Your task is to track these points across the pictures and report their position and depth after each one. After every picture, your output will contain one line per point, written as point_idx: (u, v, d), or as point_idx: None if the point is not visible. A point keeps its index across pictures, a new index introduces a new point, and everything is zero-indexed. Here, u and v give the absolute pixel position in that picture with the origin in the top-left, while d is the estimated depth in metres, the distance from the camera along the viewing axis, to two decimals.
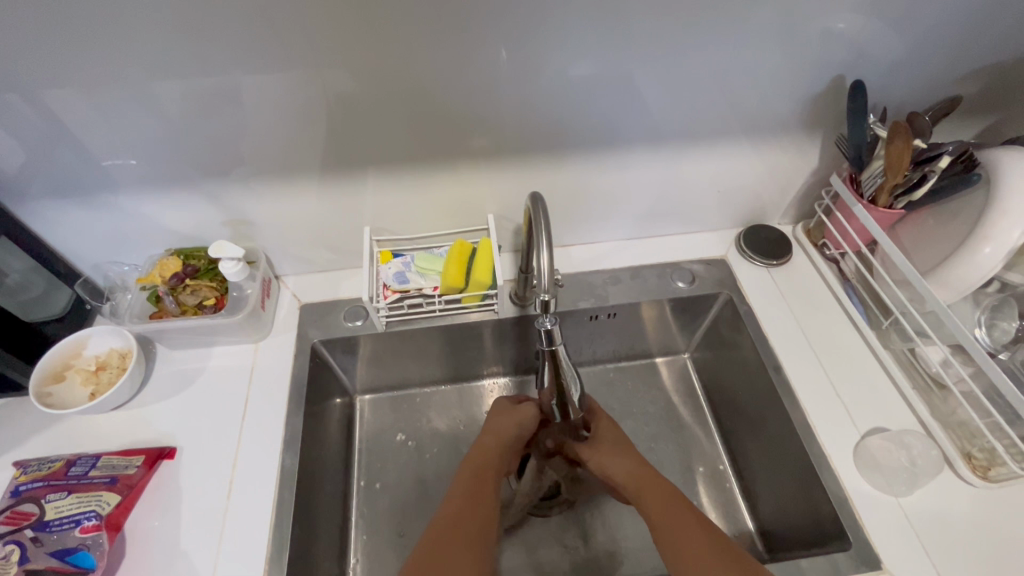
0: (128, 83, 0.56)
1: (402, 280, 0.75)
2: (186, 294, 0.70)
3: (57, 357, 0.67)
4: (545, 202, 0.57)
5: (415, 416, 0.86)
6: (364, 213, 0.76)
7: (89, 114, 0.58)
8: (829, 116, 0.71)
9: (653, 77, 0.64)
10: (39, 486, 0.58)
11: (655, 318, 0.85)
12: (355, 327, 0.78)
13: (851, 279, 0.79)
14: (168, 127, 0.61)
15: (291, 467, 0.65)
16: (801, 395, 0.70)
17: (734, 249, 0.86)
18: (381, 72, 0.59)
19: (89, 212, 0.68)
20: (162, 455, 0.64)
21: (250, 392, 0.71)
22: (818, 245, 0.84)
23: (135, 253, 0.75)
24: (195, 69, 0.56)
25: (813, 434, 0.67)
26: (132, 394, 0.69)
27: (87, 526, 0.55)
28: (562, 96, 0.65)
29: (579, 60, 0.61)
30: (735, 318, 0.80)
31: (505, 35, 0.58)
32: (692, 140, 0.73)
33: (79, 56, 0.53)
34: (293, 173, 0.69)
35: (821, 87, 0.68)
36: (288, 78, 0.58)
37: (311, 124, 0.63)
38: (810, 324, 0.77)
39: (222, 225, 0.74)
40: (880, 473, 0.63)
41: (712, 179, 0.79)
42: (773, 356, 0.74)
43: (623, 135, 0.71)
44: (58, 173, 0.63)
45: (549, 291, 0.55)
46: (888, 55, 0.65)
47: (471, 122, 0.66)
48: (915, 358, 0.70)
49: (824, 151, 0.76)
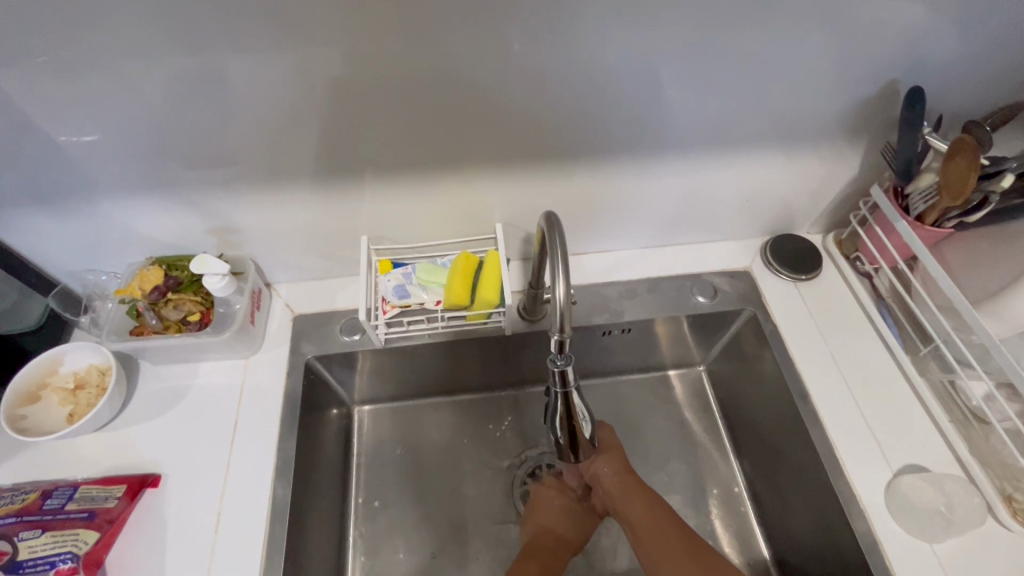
0: (87, 79, 0.49)
1: (402, 294, 0.70)
2: (168, 309, 0.66)
3: (31, 376, 0.62)
4: (561, 224, 0.51)
5: (416, 429, 0.82)
6: (361, 220, 0.70)
7: (49, 115, 0.52)
8: (874, 123, 0.65)
9: (683, 78, 0.57)
10: (11, 523, 0.54)
11: (671, 334, 0.80)
12: (352, 342, 0.73)
13: (885, 297, 0.74)
14: (138, 128, 0.55)
15: (283, 498, 0.60)
16: (829, 425, 0.66)
17: (759, 260, 0.80)
18: (379, 70, 0.53)
19: (59, 219, 0.62)
20: (145, 483, 0.60)
21: (240, 413, 0.66)
22: (850, 257, 0.78)
23: (113, 261, 0.69)
24: (163, 65, 0.49)
25: (841, 468, 0.63)
26: (112, 415, 0.64)
27: (62, 569, 0.52)
28: (579, 96, 0.58)
29: (602, 58, 0.54)
30: (759, 336, 0.75)
31: (514, 27, 0.51)
32: (721, 146, 0.66)
33: (37, 50, 0.47)
34: (283, 177, 0.63)
35: (869, 91, 0.61)
36: (270, 74, 0.52)
37: (302, 125, 0.57)
38: (839, 346, 0.72)
39: (206, 232, 0.68)
40: (914, 516, 0.59)
41: (739, 187, 0.73)
42: (799, 381, 0.69)
43: (645, 139, 0.64)
44: (20, 178, 0.57)
45: (565, 328, 0.48)
46: (948, 58, 0.58)
47: (479, 123, 0.60)
48: (956, 391, 0.65)
49: (865, 159, 0.69)
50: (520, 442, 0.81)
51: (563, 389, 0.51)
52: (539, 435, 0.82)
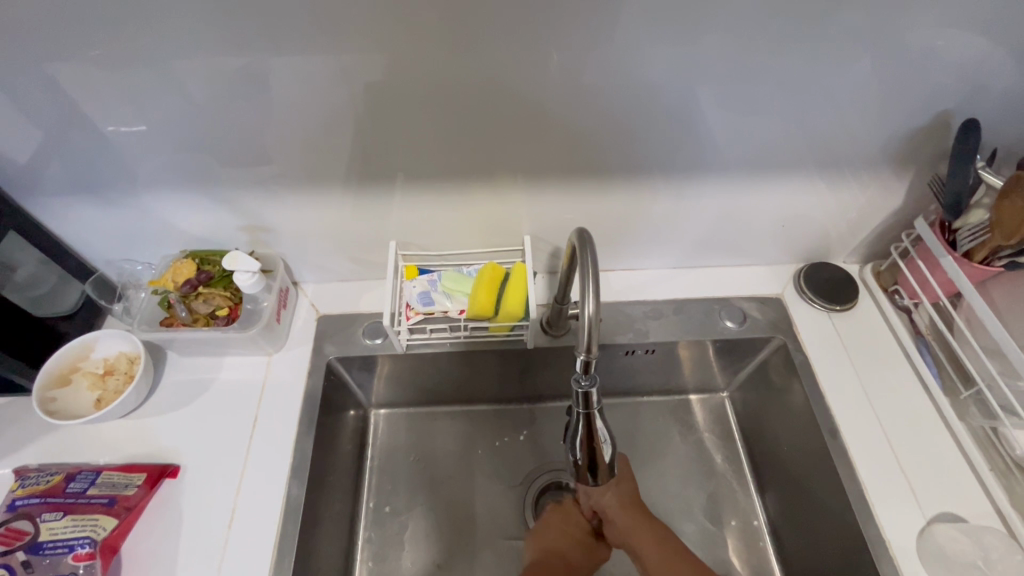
0: (138, 74, 0.51)
1: (427, 301, 0.69)
2: (198, 302, 0.66)
3: (63, 360, 0.64)
4: (594, 242, 0.50)
5: (431, 437, 0.82)
6: (391, 225, 0.70)
7: (98, 106, 0.53)
8: (922, 154, 0.62)
9: (725, 99, 0.56)
10: (36, 503, 0.55)
11: (695, 358, 0.78)
12: (373, 346, 0.73)
13: (925, 334, 0.71)
14: (182, 123, 0.56)
15: (296, 499, 0.60)
16: (859, 464, 0.63)
17: (792, 287, 0.78)
18: (421, 78, 0.53)
19: (100, 208, 0.64)
20: (164, 473, 0.60)
21: (260, 410, 0.66)
22: (888, 290, 0.75)
23: (147, 252, 0.71)
24: (212, 64, 0.51)
25: (870, 510, 0.60)
26: (138, 402, 0.65)
27: (80, 554, 0.52)
28: (616, 113, 0.57)
29: (643, 75, 0.54)
30: (789, 366, 0.73)
31: (557, 42, 0.51)
32: (760, 168, 0.65)
33: (94, 46, 0.48)
34: (316, 178, 0.63)
35: (918, 122, 0.59)
36: (314, 77, 0.53)
37: (340, 129, 0.58)
38: (872, 382, 0.69)
39: (239, 229, 0.69)
40: (948, 567, 0.56)
41: (775, 211, 0.71)
42: (829, 416, 0.67)
43: (682, 158, 0.63)
44: (66, 165, 0.59)
45: (592, 347, 0.47)
46: (1006, 91, 0.55)
47: (514, 134, 0.59)
48: (998, 440, 0.62)
49: (911, 190, 0.67)
50: (535, 457, 0.80)
51: (586, 409, 0.50)
52: (555, 451, 0.81)
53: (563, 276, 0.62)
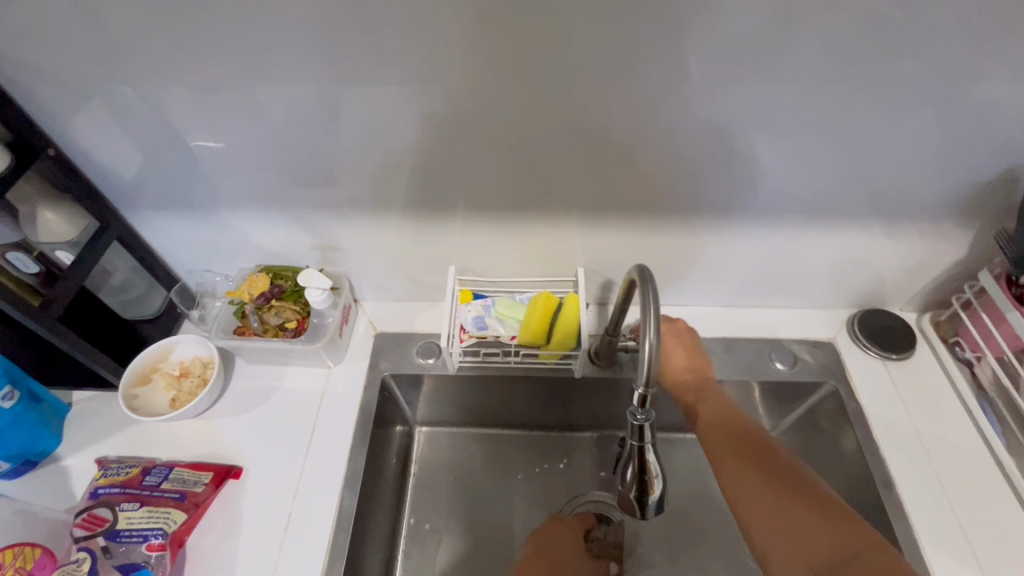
0: (245, 103, 0.57)
1: (481, 326, 0.72)
2: (270, 314, 0.71)
3: (145, 360, 0.69)
4: (654, 279, 0.52)
5: (472, 459, 0.83)
6: (451, 251, 0.74)
7: (204, 131, 0.60)
8: (989, 207, 0.62)
9: (786, 145, 0.58)
10: (116, 492, 0.59)
11: (743, 398, 0.78)
12: (426, 365, 0.76)
13: (988, 390, 0.69)
14: (275, 149, 0.61)
15: (349, 508, 0.62)
16: (915, 520, 0.61)
17: (845, 332, 0.77)
18: (495, 116, 0.57)
19: (192, 222, 0.70)
20: (229, 474, 0.64)
21: (318, 419, 0.70)
22: (948, 341, 0.74)
23: (226, 264, 0.76)
24: (309, 97, 0.56)
25: (927, 569, 0.58)
26: (208, 404, 0.70)
27: (153, 544, 0.55)
28: (677, 154, 0.60)
29: (705, 120, 0.56)
30: (841, 413, 0.71)
31: (626, 87, 0.54)
32: (819, 213, 0.65)
33: (210, 79, 0.55)
34: (387, 204, 0.68)
35: (986, 175, 0.59)
36: (397, 111, 0.57)
37: (415, 160, 0.62)
38: (929, 435, 0.67)
39: (311, 248, 0.74)
40: None
41: (830, 256, 0.71)
42: (884, 467, 0.65)
43: (740, 200, 0.65)
44: (169, 182, 0.65)
45: (651, 383, 0.48)
46: None
47: (576, 170, 0.62)
48: None
49: (976, 242, 0.66)
50: (575, 486, 0.81)
51: (640, 443, 0.50)
52: (595, 481, 0.81)
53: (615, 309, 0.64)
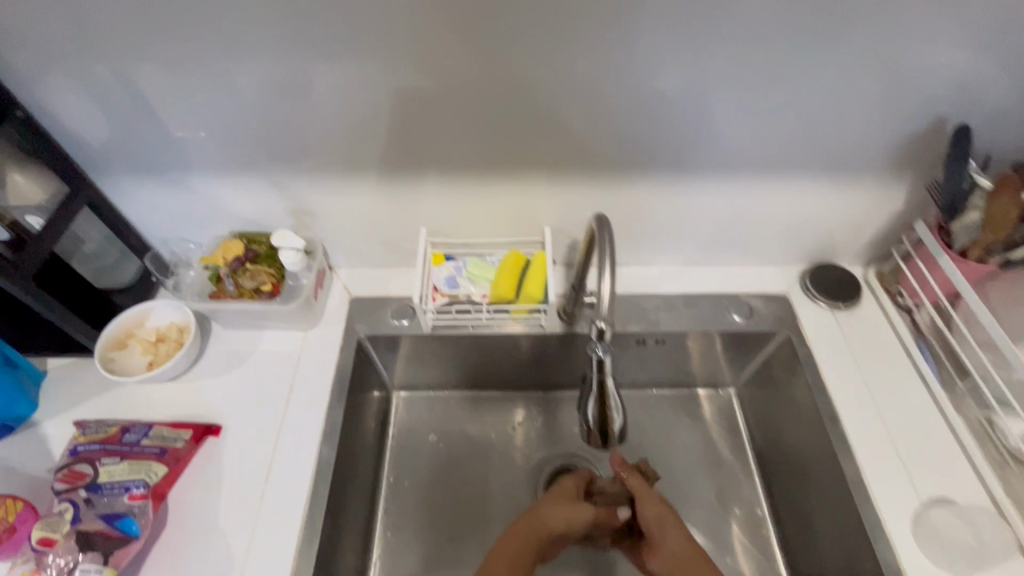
0: (215, 64, 0.58)
1: (453, 285, 0.75)
2: (245, 278, 0.73)
3: (122, 325, 0.70)
4: (611, 224, 0.55)
5: (449, 419, 0.86)
6: (422, 214, 0.76)
7: (170, 94, 0.60)
8: (922, 158, 0.67)
9: (734, 101, 0.61)
10: (96, 449, 0.61)
11: (704, 350, 0.82)
12: (400, 326, 0.78)
13: (925, 333, 0.74)
14: (247, 111, 0.62)
15: (328, 459, 0.65)
16: (858, 452, 0.66)
17: (798, 286, 0.82)
18: (457, 75, 0.59)
19: (164, 188, 0.71)
20: (208, 431, 0.66)
21: (296, 379, 0.72)
22: (891, 291, 0.79)
23: (199, 232, 0.77)
24: (279, 57, 0.57)
25: (868, 494, 0.63)
26: (186, 367, 0.71)
27: (135, 494, 0.57)
28: (634, 111, 0.63)
29: (658, 77, 0.59)
30: (793, 360, 0.76)
31: (582, 46, 0.57)
32: (769, 169, 0.69)
33: (175, 40, 0.55)
34: (357, 166, 0.69)
35: (917, 127, 0.63)
36: (362, 70, 0.59)
37: (381, 120, 0.64)
38: (873, 376, 0.73)
39: (284, 213, 0.75)
40: (942, 548, 0.59)
41: (781, 212, 0.75)
42: (831, 405, 0.70)
43: (695, 157, 0.68)
44: (139, 147, 0.66)
45: (607, 316, 0.52)
46: (997, 99, 0.60)
47: (538, 129, 0.65)
48: (993, 430, 0.65)
49: (912, 194, 0.71)
50: (548, 441, 0.84)
51: (599, 376, 0.55)
52: (567, 436, 0.85)
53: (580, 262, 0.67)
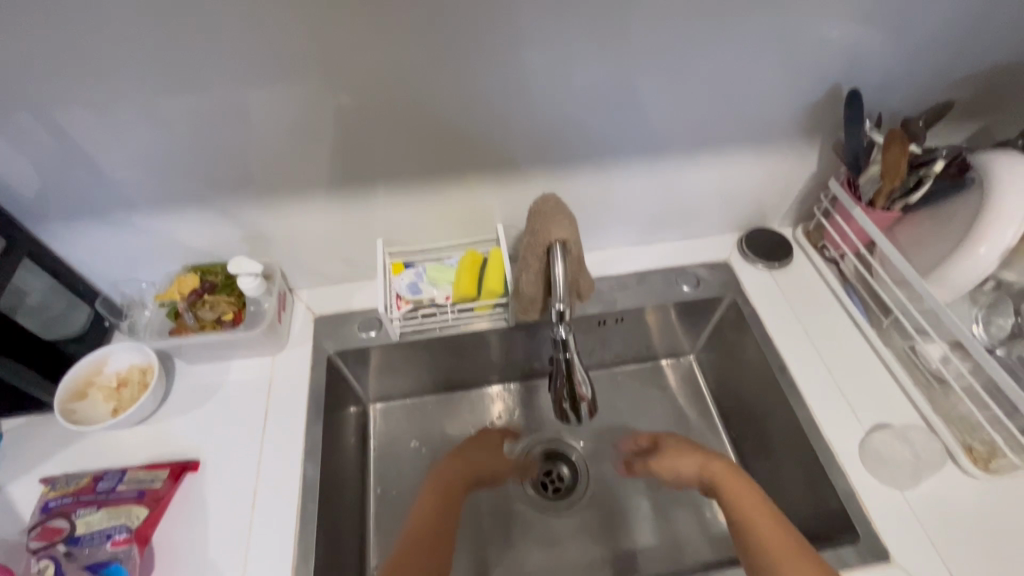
0: (150, 97, 0.58)
1: (415, 291, 0.76)
2: (205, 309, 0.73)
3: (79, 375, 0.69)
4: (549, 196, 0.64)
5: (428, 425, 0.87)
6: (377, 226, 0.78)
7: (101, 133, 0.60)
8: (827, 122, 0.74)
9: (655, 88, 0.67)
10: (69, 502, 0.60)
11: (660, 322, 0.87)
12: (369, 338, 0.79)
13: (850, 280, 0.82)
14: (188, 143, 0.62)
15: (313, 476, 0.65)
16: (807, 395, 0.73)
17: (736, 253, 0.88)
18: (393, 87, 0.61)
19: (106, 229, 0.70)
20: (186, 468, 0.65)
21: (270, 404, 0.72)
22: (819, 247, 0.86)
23: (150, 270, 0.76)
24: (217, 84, 0.58)
25: (819, 429, 0.70)
26: (153, 409, 0.70)
27: (118, 540, 0.57)
28: (565, 106, 0.67)
29: (582, 70, 0.63)
30: (740, 320, 0.82)
31: (509, 50, 0.60)
32: (694, 148, 0.75)
33: (103, 78, 0.55)
34: (307, 186, 0.70)
35: (817, 94, 0.70)
36: (299, 93, 0.60)
37: (324, 137, 0.65)
38: (812, 325, 0.79)
39: (238, 241, 0.75)
40: (886, 466, 0.66)
41: (712, 186, 0.81)
42: (778, 356, 0.76)
43: (627, 142, 0.73)
44: (77, 191, 0.65)
45: (564, 300, 0.57)
46: (880, 64, 0.68)
47: (481, 133, 0.68)
48: (916, 355, 0.73)
49: (823, 156, 0.78)
50: (525, 429, 0.88)
51: (566, 354, 0.59)
52: (543, 422, 0.89)
53: (520, 289, 0.66)
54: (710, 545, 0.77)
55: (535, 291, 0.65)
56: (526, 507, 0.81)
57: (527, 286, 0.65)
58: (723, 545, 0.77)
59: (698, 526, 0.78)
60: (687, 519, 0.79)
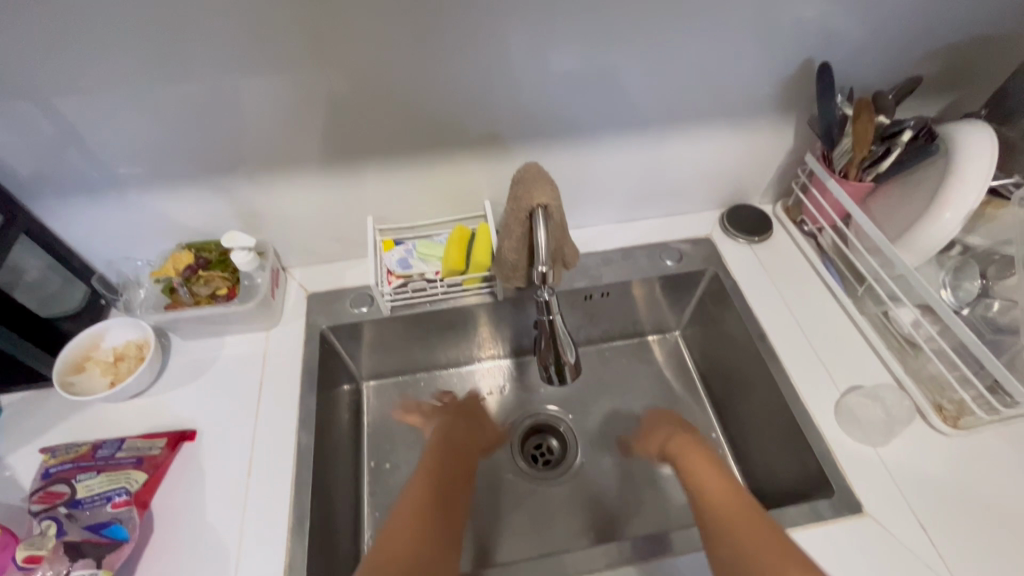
0: (142, 75, 0.59)
1: (405, 266, 0.79)
2: (200, 285, 0.75)
3: (77, 349, 0.70)
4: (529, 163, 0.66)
5: (420, 400, 0.89)
6: (366, 204, 0.79)
7: (95, 113, 0.61)
8: (802, 97, 0.76)
9: (635, 65, 0.69)
10: (69, 468, 0.62)
11: (645, 297, 0.90)
12: (360, 313, 0.81)
13: (828, 252, 0.84)
14: (180, 121, 0.64)
15: (307, 445, 0.67)
16: (785, 361, 0.75)
17: (718, 228, 0.91)
18: (380, 64, 0.63)
19: (101, 208, 0.71)
20: (183, 437, 0.67)
21: (264, 377, 0.74)
22: (797, 222, 0.89)
23: (145, 249, 0.78)
24: (208, 62, 0.59)
25: (797, 393, 0.72)
26: (150, 382, 0.72)
27: (118, 501, 0.59)
28: (547, 83, 0.69)
29: (563, 47, 0.65)
30: (722, 293, 0.85)
31: (492, 28, 0.62)
32: (674, 125, 0.78)
33: (96, 58, 0.57)
34: (297, 164, 0.72)
35: (792, 70, 0.73)
36: (288, 71, 0.62)
37: (313, 115, 0.67)
38: (791, 296, 0.82)
39: (231, 219, 0.77)
40: (859, 427, 0.68)
41: (693, 162, 0.84)
42: (758, 325, 0.79)
43: (609, 119, 0.75)
44: (72, 170, 0.66)
45: (546, 263, 0.59)
46: (851, 39, 0.70)
47: (466, 110, 0.70)
48: (889, 321, 0.75)
49: (799, 131, 0.81)
50: (516, 404, 0.90)
51: (550, 316, 0.62)
52: (533, 396, 0.91)
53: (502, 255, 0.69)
54: None
55: (516, 256, 0.68)
56: (516, 478, 0.83)
57: (510, 252, 0.68)
58: None
59: (683, 492, 0.80)
60: (672, 485, 0.81)
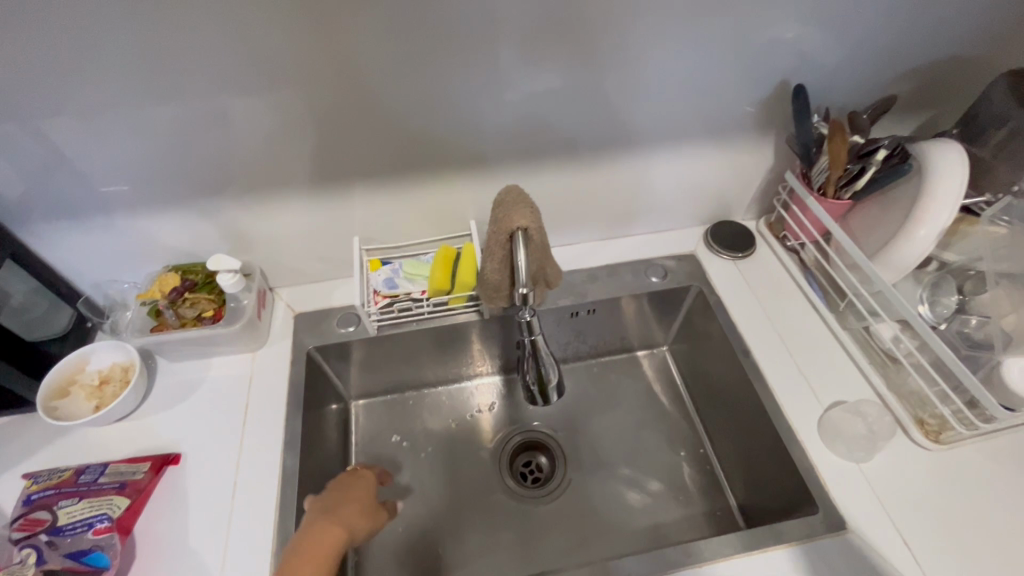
0: (130, 102, 0.60)
1: (391, 285, 0.80)
2: (185, 307, 0.75)
3: (62, 373, 0.70)
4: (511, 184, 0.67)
5: (408, 418, 0.89)
6: (353, 225, 0.80)
7: (84, 139, 0.62)
8: (780, 118, 0.78)
9: (617, 87, 0.70)
10: (51, 494, 0.61)
11: (632, 313, 0.90)
12: (347, 333, 0.81)
13: (810, 267, 0.85)
14: (167, 146, 0.65)
15: (293, 466, 0.67)
16: (770, 377, 0.76)
17: (703, 245, 0.92)
18: (366, 89, 0.64)
19: (90, 231, 0.72)
20: (167, 461, 0.67)
21: (250, 399, 0.74)
22: (779, 237, 0.90)
23: (132, 272, 0.78)
24: (195, 89, 0.60)
25: (781, 409, 0.73)
26: (135, 404, 0.72)
27: (99, 528, 0.59)
28: (531, 106, 0.70)
29: (545, 71, 0.67)
30: (707, 308, 0.85)
31: (475, 54, 0.64)
32: (656, 145, 0.79)
33: (85, 87, 0.58)
34: (284, 186, 0.73)
35: (769, 91, 0.74)
36: (275, 96, 0.63)
37: (300, 138, 0.68)
38: (775, 312, 0.83)
39: (218, 241, 0.77)
40: (843, 442, 0.68)
41: (676, 180, 0.85)
42: (742, 341, 0.80)
43: (593, 138, 0.77)
44: (59, 195, 0.67)
45: (527, 285, 0.60)
46: (826, 62, 0.72)
47: (450, 132, 0.71)
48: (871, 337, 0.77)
49: (778, 150, 0.82)
50: (504, 422, 0.90)
51: (531, 336, 0.63)
52: (521, 413, 0.91)
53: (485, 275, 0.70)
54: (684, 526, 0.79)
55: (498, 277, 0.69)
56: (504, 496, 0.82)
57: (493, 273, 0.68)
58: (696, 525, 0.79)
59: (671, 508, 0.81)
60: (661, 502, 0.81)
